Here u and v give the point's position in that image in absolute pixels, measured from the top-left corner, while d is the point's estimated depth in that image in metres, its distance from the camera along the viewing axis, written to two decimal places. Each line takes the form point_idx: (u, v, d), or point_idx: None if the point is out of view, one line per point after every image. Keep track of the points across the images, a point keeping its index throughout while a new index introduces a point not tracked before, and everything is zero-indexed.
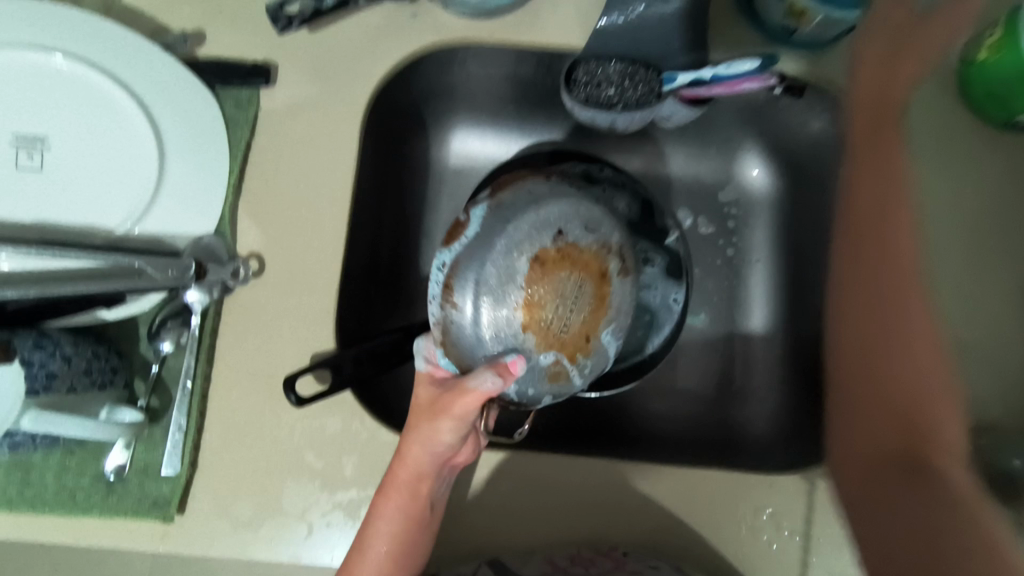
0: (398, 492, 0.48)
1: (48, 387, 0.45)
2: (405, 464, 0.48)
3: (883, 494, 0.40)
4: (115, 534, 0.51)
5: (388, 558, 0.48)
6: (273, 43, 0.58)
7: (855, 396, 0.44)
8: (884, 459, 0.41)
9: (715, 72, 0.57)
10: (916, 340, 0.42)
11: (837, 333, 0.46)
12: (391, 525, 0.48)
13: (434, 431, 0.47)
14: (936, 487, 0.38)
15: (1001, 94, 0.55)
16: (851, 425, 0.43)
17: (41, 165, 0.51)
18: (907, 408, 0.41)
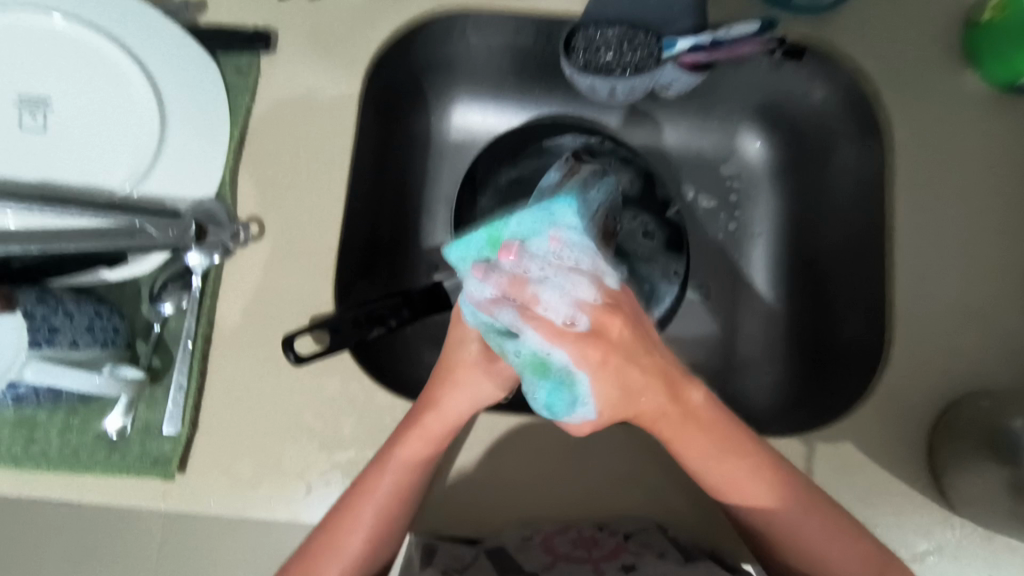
0: (427, 441, 0.50)
1: (52, 341, 0.46)
2: (443, 415, 0.50)
3: (800, 518, 0.49)
4: (117, 491, 0.52)
5: (391, 502, 0.49)
6: (273, 10, 0.59)
7: (699, 464, 0.49)
8: (753, 501, 0.49)
9: (716, 37, 0.56)
10: (695, 415, 0.48)
11: (670, 426, 0.48)
12: (407, 469, 0.49)
13: (482, 384, 0.50)
14: (785, 512, 0.49)
15: (1006, 55, 0.55)
16: (716, 479, 0.49)
17: (45, 126, 0.52)
18: (732, 472, 0.48)
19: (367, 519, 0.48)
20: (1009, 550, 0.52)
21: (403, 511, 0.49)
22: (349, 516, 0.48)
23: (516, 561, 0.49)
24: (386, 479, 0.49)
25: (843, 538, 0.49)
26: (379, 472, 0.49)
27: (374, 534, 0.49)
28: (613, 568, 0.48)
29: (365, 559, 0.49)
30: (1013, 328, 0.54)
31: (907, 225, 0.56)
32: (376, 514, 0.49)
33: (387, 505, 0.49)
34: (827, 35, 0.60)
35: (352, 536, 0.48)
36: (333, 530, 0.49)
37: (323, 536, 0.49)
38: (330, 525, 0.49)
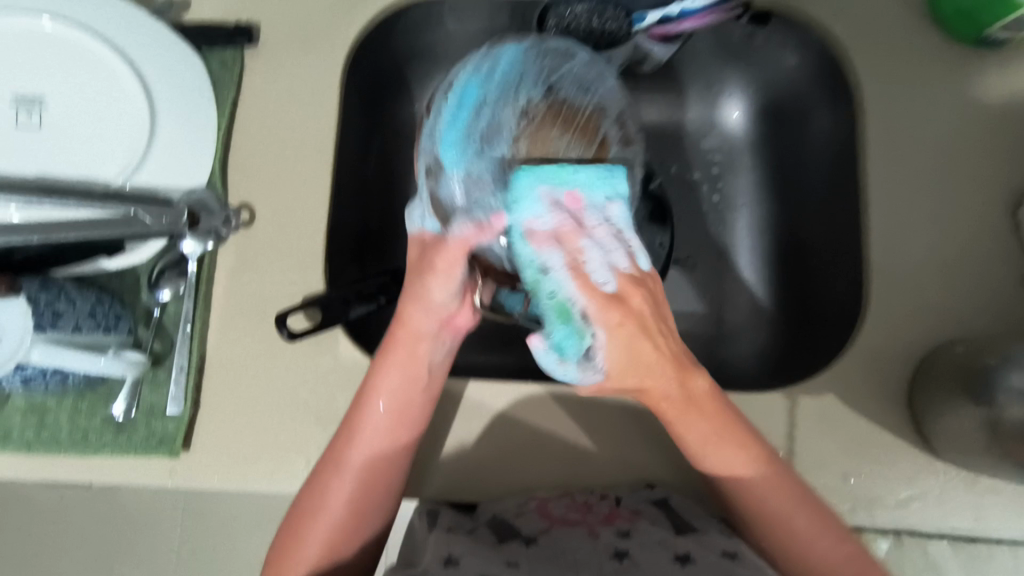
0: (406, 355, 0.51)
1: (56, 325, 0.48)
2: (403, 323, 0.51)
3: (773, 491, 0.48)
4: (125, 472, 0.54)
5: (386, 421, 0.50)
6: (255, 4, 0.61)
7: (727, 477, 0.49)
8: (768, 525, 0.49)
9: (683, 7, 0.59)
10: (695, 400, 0.47)
11: (689, 432, 0.48)
12: (392, 376, 0.50)
13: (439, 285, 0.49)
14: (792, 539, 0.48)
15: (970, 10, 0.55)
16: (735, 492, 0.49)
17: (40, 123, 0.54)
18: (759, 483, 0.48)
19: (365, 442, 0.50)
20: (994, 493, 0.52)
21: (398, 432, 0.51)
22: (345, 443, 0.50)
23: (515, 527, 0.51)
24: (378, 400, 0.50)
25: (787, 489, 0.48)
26: (370, 392, 0.50)
27: (377, 458, 0.50)
28: (609, 531, 0.50)
29: (368, 488, 0.49)
30: (985, 276, 0.55)
31: (878, 180, 0.57)
32: (373, 436, 0.50)
33: (384, 427, 0.50)
34: None
35: (352, 450, 0.50)
36: (328, 467, 0.50)
37: (324, 463, 0.50)
38: (327, 467, 0.50)
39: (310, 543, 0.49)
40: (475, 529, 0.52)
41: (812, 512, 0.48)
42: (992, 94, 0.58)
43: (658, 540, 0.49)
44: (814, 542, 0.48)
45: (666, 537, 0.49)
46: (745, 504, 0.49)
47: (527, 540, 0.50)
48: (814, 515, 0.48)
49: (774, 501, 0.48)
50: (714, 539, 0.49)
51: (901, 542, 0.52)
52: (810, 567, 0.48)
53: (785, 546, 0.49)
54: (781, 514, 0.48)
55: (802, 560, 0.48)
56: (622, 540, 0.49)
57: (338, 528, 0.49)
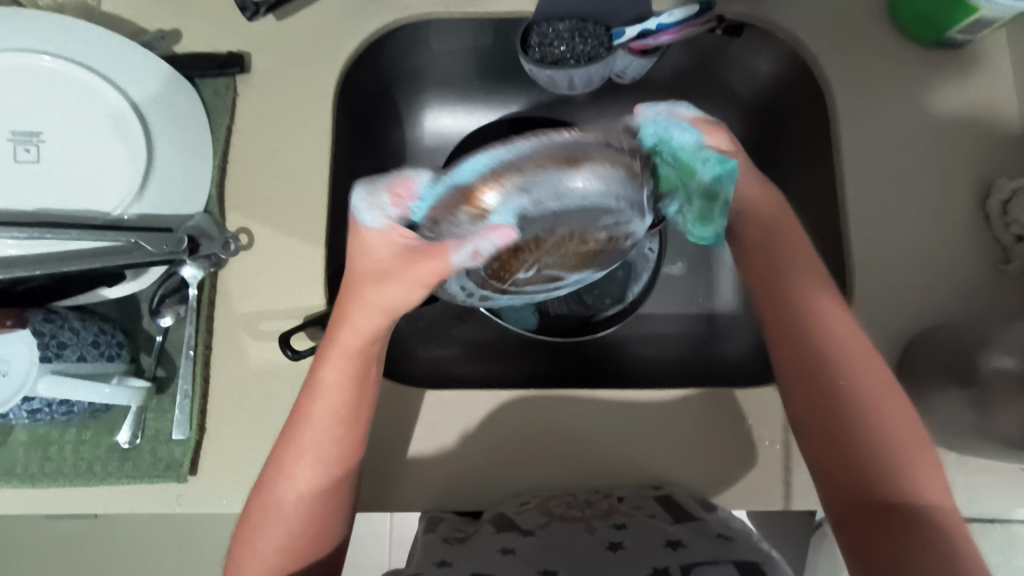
0: (343, 360, 0.48)
1: (61, 355, 0.49)
2: (350, 328, 0.47)
3: (863, 377, 0.46)
4: (133, 499, 0.54)
5: (335, 427, 0.48)
6: (245, 34, 0.62)
7: (835, 372, 0.46)
8: (875, 438, 0.44)
9: (659, 22, 0.61)
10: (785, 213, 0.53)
11: (780, 270, 0.51)
12: (338, 381, 0.48)
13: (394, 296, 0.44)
14: (898, 483, 0.43)
15: (932, 15, 0.59)
16: (842, 382, 0.46)
17: (38, 157, 0.55)
18: (850, 367, 0.46)
19: (303, 467, 0.48)
20: (984, 473, 0.54)
21: (339, 440, 0.48)
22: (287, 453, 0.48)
23: (515, 521, 0.52)
24: (310, 417, 0.48)
25: (898, 400, 0.46)
26: (305, 409, 0.48)
27: (320, 470, 0.48)
28: (605, 525, 0.51)
29: (315, 496, 0.48)
30: (960, 264, 0.58)
31: (854, 178, 0.60)
32: (313, 462, 0.48)
33: (324, 442, 0.48)
34: (764, 10, 0.63)
35: (296, 476, 0.48)
36: (260, 505, 0.48)
37: (255, 505, 0.48)
38: (272, 471, 0.48)
39: (259, 559, 0.48)
40: (473, 533, 0.52)
41: (922, 457, 0.44)
42: (956, 93, 0.61)
43: (655, 530, 0.50)
44: (897, 425, 0.45)
45: (662, 526, 0.50)
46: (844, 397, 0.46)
47: (525, 531, 0.50)
48: (918, 447, 0.44)
49: (892, 427, 0.44)
50: (710, 528, 0.50)
51: None
52: (860, 442, 0.44)
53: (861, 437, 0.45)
54: (887, 437, 0.44)
55: (901, 491, 0.43)
56: (617, 532, 0.50)
57: (294, 532, 0.48)
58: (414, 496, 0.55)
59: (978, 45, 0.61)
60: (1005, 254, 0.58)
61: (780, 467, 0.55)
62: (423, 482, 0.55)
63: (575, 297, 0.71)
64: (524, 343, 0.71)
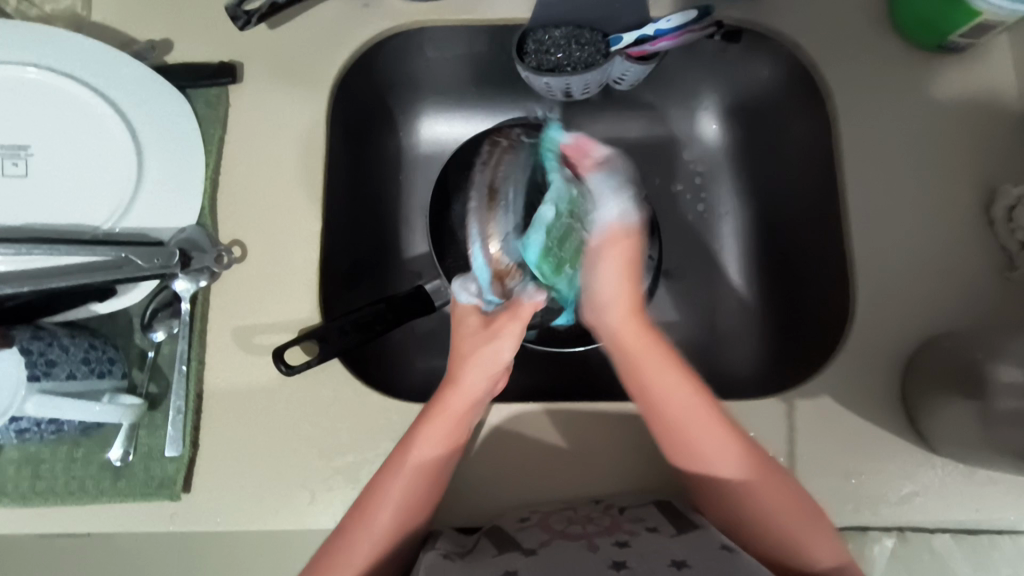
0: (453, 414, 0.52)
1: (50, 373, 0.48)
2: (458, 388, 0.52)
3: (739, 456, 0.49)
4: (125, 517, 0.53)
5: (419, 482, 0.50)
6: (237, 43, 0.61)
7: (755, 539, 0.49)
8: (764, 502, 0.48)
9: (657, 27, 0.60)
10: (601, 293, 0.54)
11: (646, 375, 0.51)
12: (433, 444, 0.50)
13: (499, 349, 0.54)
14: (798, 540, 0.48)
15: (930, 19, 0.58)
16: (766, 533, 0.48)
17: (27, 171, 0.54)
18: (727, 443, 0.49)
19: (397, 496, 0.49)
20: (990, 484, 0.53)
21: (429, 492, 0.50)
22: (380, 489, 0.49)
23: (515, 539, 0.50)
24: (414, 452, 0.50)
25: (758, 458, 0.49)
26: (403, 453, 0.50)
27: (404, 514, 0.49)
28: (608, 542, 0.49)
29: (398, 527, 0.49)
30: (964, 271, 0.57)
31: (856, 184, 0.59)
32: (406, 487, 0.49)
33: (424, 479, 0.50)
34: (763, 15, 0.63)
35: (382, 512, 0.49)
36: (347, 534, 0.49)
37: (344, 527, 0.49)
38: (358, 514, 0.49)
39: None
40: (473, 549, 0.50)
41: (818, 526, 0.48)
42: (957, 97, 0.60)
43: (658, 547, 0.48)
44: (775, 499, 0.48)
45: (664, 542, 0.48)
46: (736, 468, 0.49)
47: (527, 550, 0.49)
48: (781, 499, 0.48)
49: (770, 473, 0.49)
50: (714, 539, 0.48)
51: (905, 538, 0.53)
52: (760, 526, 0.48)
53: (760, 508, 0.48)
54: (773, 489, 0.48)
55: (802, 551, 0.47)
56: (620, 550, 0.48)
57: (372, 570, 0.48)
58: None
59: (980, 49, 0.61)
60: (1009, 261, 0.57)
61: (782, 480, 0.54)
62: None
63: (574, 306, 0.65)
64: (522, 354, 0.70)
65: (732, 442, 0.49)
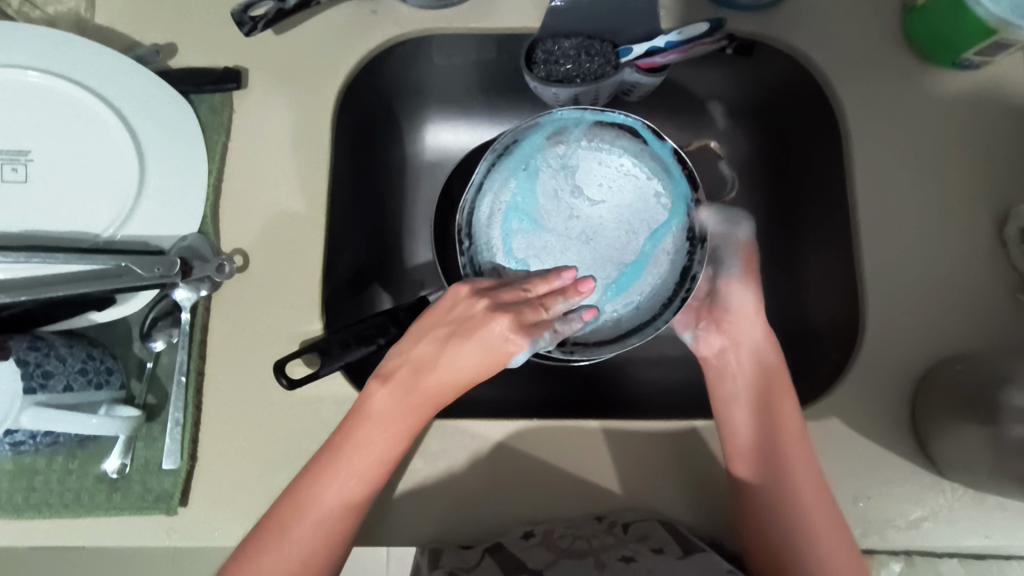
0: (388, 428, 0.49)
1: (46, 386, 0.46)
2: (406, 391, 0.50)
3: (797, 467, 0.51)
4: (120, 531, 0.52)
5: (348, 498, 0.48)
6: (242, 48, 0.61)
7: (785, 547, 0.50)
8: (805, 508, 0.50)
9: (668, 39, 0.59)
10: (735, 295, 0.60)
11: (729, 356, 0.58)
12: (365, 458, 0.49)
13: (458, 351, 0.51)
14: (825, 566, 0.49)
15: (945, 37, 0.57)
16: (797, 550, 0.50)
17: (26, 176, 0.53)
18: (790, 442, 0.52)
19: (303, 531, 0.47)
20: (1000, 510, 0.52)
21: (349, 512, 0.48)
22: (294, 511, 0.47)
23: (520, 559, 0.49)
24: (344, 468, 0.48)
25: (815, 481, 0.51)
26: (318, 479, 0.48)
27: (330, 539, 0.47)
28: (614, 557, 0.48)
29: (306, 564, 0.47)
30: (976, 293, 0.56)
31: (868, 203, 0.58)
32: (316, 519, 0.47)
33: (344, 495, 0.48)
34: (777, 28, 0.62)
35: (301, 527, 0.47)
36: (263, 542, 0.47)
37: (255, 538, 0.47)
38: (269, 535, 0.47)
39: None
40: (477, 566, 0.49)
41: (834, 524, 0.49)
42: (970, 116, 0.60)
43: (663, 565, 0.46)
44: (803, 486, 0.51)
45: (672, 559, 0.47)
46: (761, 470, 0.52)
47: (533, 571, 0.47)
48: (826, 520, 0.50)
49: (815, 488, 0.50)
50: (719, 562, 0.47)
51: (911, 562, 0.52)
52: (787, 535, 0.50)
53: (799, 524, 0.50)
54: (802, 503, 0.50)
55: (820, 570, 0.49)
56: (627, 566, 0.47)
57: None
58: (410, 527, 0.53)
59: (997, 68, 0.60)
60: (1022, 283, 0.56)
61: None
62: (422, 514, 0.53)
63: None
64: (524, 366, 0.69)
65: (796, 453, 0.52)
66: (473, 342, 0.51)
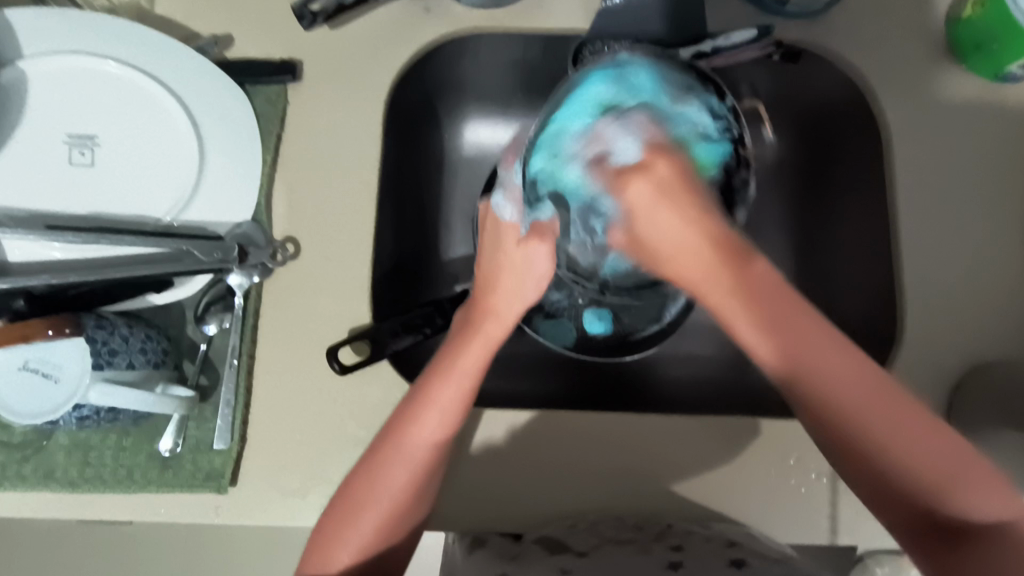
0: (460, 376, 0.48)
1: (112, 363, 0.49)
2: (491, 322, 0.50)
3: (821, 361, 0.40)
4: (171, 507, 0.54)
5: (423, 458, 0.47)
6: (297, 41, 0.62)
7: (858, 460, 0.40)
8: (839, 399, 0.40)
9: (715, 44, 0.60)
10: (750, 277, 0.42)
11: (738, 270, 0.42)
12: (446, 405, 0.47)
13: (515, 269, 0.52)
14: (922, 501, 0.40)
15: (992, 49, 0.57)
16: (872, 465, 0.40)
17: (92, 161, 0.55)
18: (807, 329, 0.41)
19: (431, 421, 0.47)
20: None
21: (462, 411, 0.48)
22: (415, 408, 0.47)
23: (566, 542, 0.50)
24: (427, 416, 0.47)
25: (869, 386, 0.40)
26: (437, 377, 0.48)
27: (440, 442, 0.47)
28: (661, 547, 0.49)
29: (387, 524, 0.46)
30: (1012, 302, 0.57)
31: (908, 211, 0.59)
32: (440, 412, 0.47)
33: (429, 445, 0.47)
34: (821, 36, 0.63)
35: (383, 488, 0.46)
36: (351, 504, 0.46)
37: (342, 504, 0.46)
38: (393, 430, 0.47)
39: (355, 536, 0.46)
40: (523, 551, 0.50)
41: (932, 456, 0.39)
42: (1008, 128, 0.61)
43: (712, 551, 0.48)
44: (902, 428, 0.40)
45: (720, 548, 0.48)
46: (781, 362, 0.41)
47: (579, 551, 0.48)
48: (901, 426, 0.40)
49: (834, 381, 0.40)
50: (769, 551, 0.48)
51: None
52: (866, 456, 0.40)
53: (871, 439, 0.40)
54: (837, 400, 0.40)
55: (938, 503, 0.39)
56: (675, 553, 0.48)
57: (390, 511, 0.46)
58: (451, 513, 0.54)
59: None
60: None
61: (826, 502, 0.53)
62: (462, 501, 0.54)
63: (611, 316, 0.70)
64: (558, 361, 0.70)
65: (825, 349, 0.41)
66: (530, 266, 0.52)
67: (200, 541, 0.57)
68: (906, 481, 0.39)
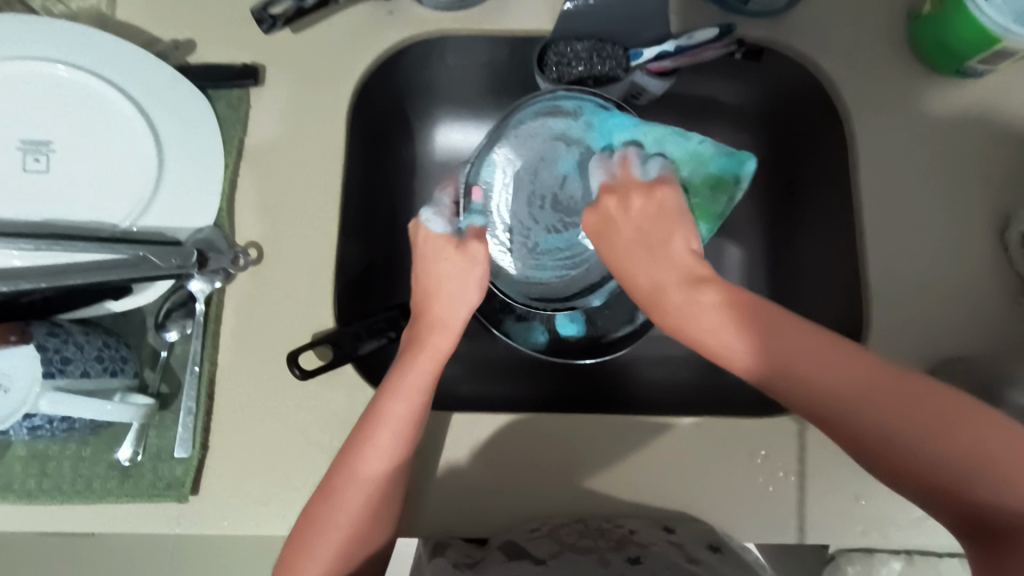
0: (408, 393, 0.48)
1: (64, 371, 0.48)
2: (441, 329, 0.50)
3: (793, 357, 0.38)
4: (130, 518, 0.53)
5: (372, 483, 0.46)
6: (261, 45, 0.62)
7: (872, 460, 0.37)
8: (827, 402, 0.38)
9: (678, 43, 0.61)
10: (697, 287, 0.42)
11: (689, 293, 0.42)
12: (397, 422, 0.47)
13: (451, 276, 0.52)
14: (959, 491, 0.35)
15: (951, 46, 0.58)
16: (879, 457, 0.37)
17: (47, 167, 0.54)
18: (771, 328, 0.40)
19: (385, 441, 0.47)
20: None
21: (418, 428, 0.48)
22: (369, 427, 0.47)
23: (526, 549, 0.49)
24: (377, 436, 0.47)
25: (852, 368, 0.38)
26: (388, 395, 0.47)
27: (397, 457, 0.47)
28: (619, 557, 0.48)
29: (343, 552, 0.46)
30: (977, 297, 0.57)
31: (872, 207, 0.59)
32: (393, 430, 0.47)
33: (383, 462, 0.47)
34: (784, 34, 0.63)
35: (337, 513, 0.46)
36: (307, 530, 0.46)
37: (298, 533, 0.46)
38: (346, 457, 0.47)
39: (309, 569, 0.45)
40: (482, 559, 0.50)
41: (947, 431, 0.36)
42: (972, 124, 0.61)
43: (669, 561, 0.47)
44: (904, 422, 0.36)
45: (677, 558, 0.47)
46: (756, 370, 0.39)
47: (538, 560, 0.48)
48: (895, 406, 0.36)
49: (813, 381, 0.38)
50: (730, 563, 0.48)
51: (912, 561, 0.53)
52: (869, 451, 0.37)
53: (872, 432, 0.37)
54: (825, 398, 0.38)
55: (966, 498, 0.35)
56: (632, 566, 0.47)
57: (353, 531, 0.46)
58: (416, 519, 0.54)
59: (1000, 78, 0.61)
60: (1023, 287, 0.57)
61: (794, 501, 0.53)
62: (426, 504, 0.54)
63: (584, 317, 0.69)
64: (531, 363, 0.69)
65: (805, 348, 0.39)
66: (472, 275, 0.52)
67: (164, 552, 0.56)
68: (943, 475, 0.35)
